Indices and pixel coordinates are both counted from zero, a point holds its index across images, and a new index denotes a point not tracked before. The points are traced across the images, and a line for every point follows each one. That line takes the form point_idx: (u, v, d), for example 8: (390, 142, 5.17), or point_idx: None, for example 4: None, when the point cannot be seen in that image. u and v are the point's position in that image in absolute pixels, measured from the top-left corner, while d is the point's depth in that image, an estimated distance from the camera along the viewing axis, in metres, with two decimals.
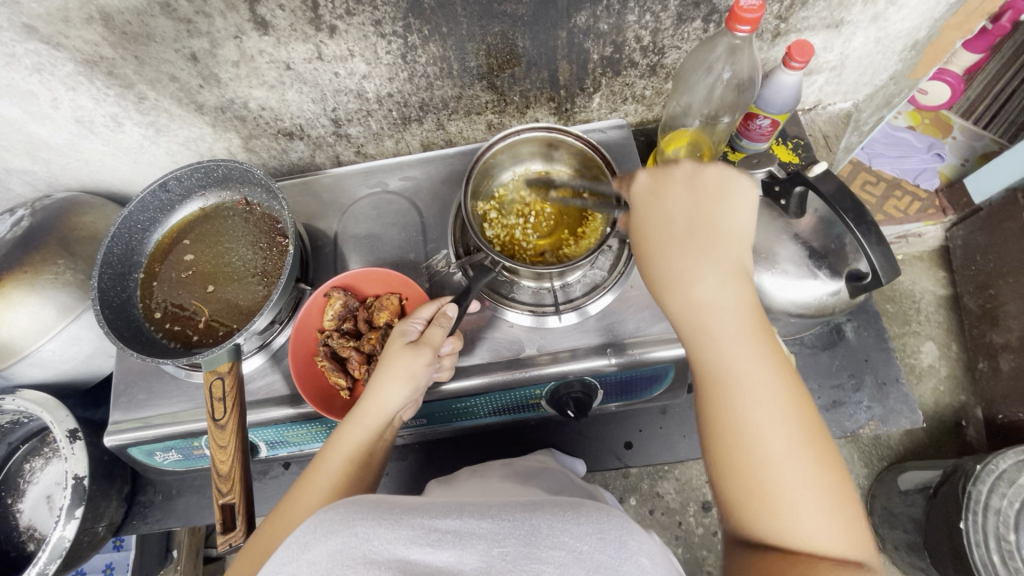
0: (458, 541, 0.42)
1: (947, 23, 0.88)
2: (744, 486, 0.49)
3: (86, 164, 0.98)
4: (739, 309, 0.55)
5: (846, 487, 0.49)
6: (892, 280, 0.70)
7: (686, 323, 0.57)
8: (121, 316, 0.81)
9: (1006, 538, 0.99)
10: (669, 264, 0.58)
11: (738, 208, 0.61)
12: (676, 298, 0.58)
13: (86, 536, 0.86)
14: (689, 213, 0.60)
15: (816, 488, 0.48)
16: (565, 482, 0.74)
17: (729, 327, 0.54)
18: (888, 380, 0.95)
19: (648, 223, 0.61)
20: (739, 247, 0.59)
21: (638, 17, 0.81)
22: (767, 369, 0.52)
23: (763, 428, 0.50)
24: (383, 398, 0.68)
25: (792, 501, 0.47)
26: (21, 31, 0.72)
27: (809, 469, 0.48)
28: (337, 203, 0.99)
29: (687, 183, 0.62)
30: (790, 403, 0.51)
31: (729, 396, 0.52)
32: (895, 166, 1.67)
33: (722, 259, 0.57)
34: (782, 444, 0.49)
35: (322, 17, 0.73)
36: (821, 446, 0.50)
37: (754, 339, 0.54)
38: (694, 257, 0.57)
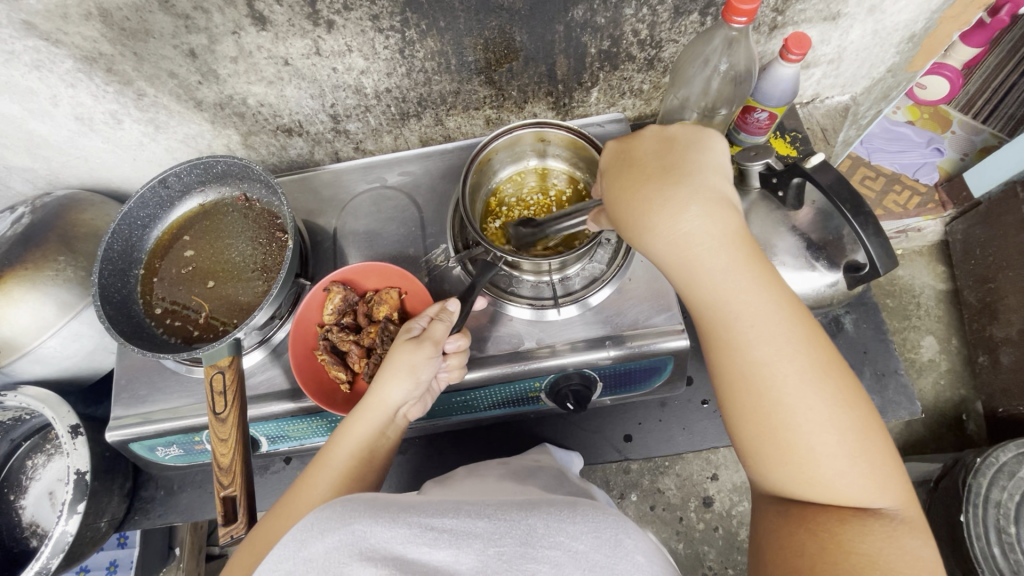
0: (455, 539, 0.42)
1: (945, 15, 0.87)
2: (766, 449, 0.51)
3: (86, 161, 0.99)
4: (731, 260, 0.54)
5: (868, 420, 0.50)
6: (890, 269, 0.70)
7: (680, 271, 0.56)
8: (121, 311, 0.81)
9: (1006, 530, 0.99)
10: (647, 208, 0.56)
11: (716, 149, 0.59)
12: (663, 245, 0.56)
13: (88, 531, 0.86)
14: (659, 158, 0.59)
15: (837, 429, 0.49)
16: (561, 480, 0.75)
17: (733, 283, 0.53)
18: (887, 371, 0.95)
19: (623, 175, 0.60)
20: (719, 179, 0.56)
21: (636, 10, 0.81)
22: (769, 314, 0.52)
23: (774, 381, 0.51)
24: (385, 392, 0.69)
25: (823, 456, 0.49)
26: (20, 28, 0.72)
27: (825, 405, 0.49)
28: (336, 198, 0.99)
29: (659, 136, 0.62)
30: (794, 343, 0.51)
31: (731, 344, 0.53)
32: (894, 160, 1.65)
33: (703, 189, 0.55)
34: (797, 395, 0.50)
35: (320, 12, 0.74)
36: (835, 380, 0.50)
37: (746, 275, 0.53)
38: (675, 199, 0.55)
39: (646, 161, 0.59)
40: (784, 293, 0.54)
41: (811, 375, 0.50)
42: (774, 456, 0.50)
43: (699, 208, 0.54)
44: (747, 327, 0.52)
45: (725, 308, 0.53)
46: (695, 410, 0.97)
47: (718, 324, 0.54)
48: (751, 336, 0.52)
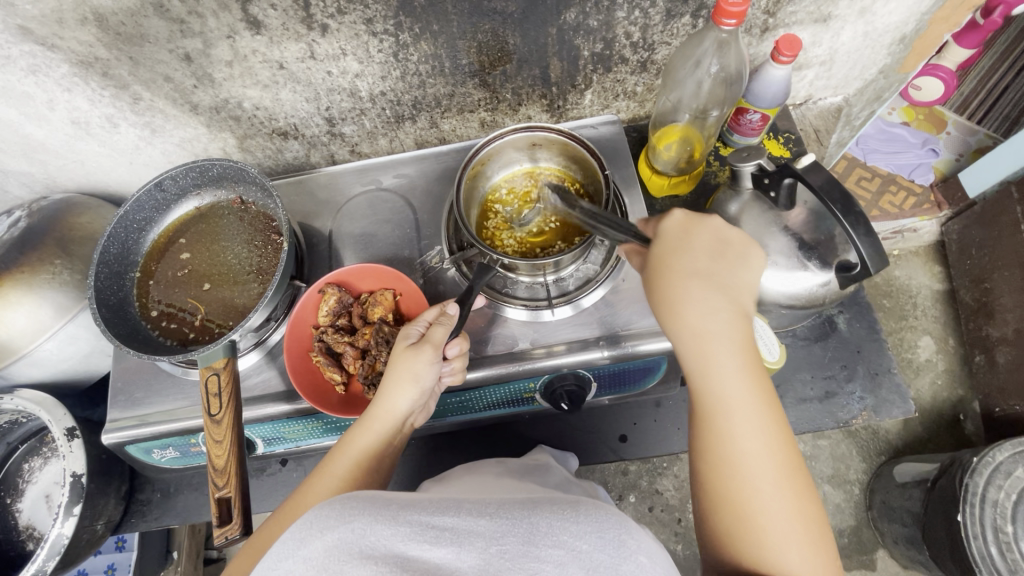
0: (456, 537, 0.42)
1: (935, 16, 0.88)
2: (734, 516, 0.54)
3: (83, 165, 0.99)
4: (735, 348, 0.60)
5: (821, 516, 0.55)
6: (881, 268, 0.70)
7: (693, 354, 0.61)
8: (117, 314, 0.82)
9: (1003, 529, 1.00)
10: (682, 298, 0.63)
11: (752, 265, 0.67)
12: (683, 327, 0.62)
13: (85, 534, 0.87)
14: (709, 252, 0.65)
15: (798, 520, 0.53)
16: (560, 478, 0.76)
17: (730, 365, 0.60)
18: (880, 370, 0.96)
19: (673, 252, 0.65)
20: (746, 296, 0.65)
21: (628, 13, 0.82)
22: (761, 412, 0.58)
23: (755, 470, 0.55)
24: (390, 402, 0.69)
25: (781, 536, 0.52)
26: (16, 33, 0.72)
27: (793, 502, 0.54)
28: (332, 201, 1.00)
29: (716, 233, 0.67)
30: (778, 444, 0.56)
31: (723, 428, 0.57)
32: (889, 161, 1.65)
33: (731, 299, 0.63)
34: (770, 487, 0.54)
35: (314, 16, 0.74)
36: (805, 485, 0.56)
37: (751, 378, 0.59)
38: (707, 296, 0.62)
39: (697, 251, 0.65)
40: (777, 400, 0.59)
41: (781, 465, 0.55)
42: (740, 525, 0.54)
43: (727, 315, 0.62)
44: (737, 410, 0.58)
45: (721, 392, 0.59)
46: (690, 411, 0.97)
47: (715, 408, 0.59)
48: (743, 425, 0.57)
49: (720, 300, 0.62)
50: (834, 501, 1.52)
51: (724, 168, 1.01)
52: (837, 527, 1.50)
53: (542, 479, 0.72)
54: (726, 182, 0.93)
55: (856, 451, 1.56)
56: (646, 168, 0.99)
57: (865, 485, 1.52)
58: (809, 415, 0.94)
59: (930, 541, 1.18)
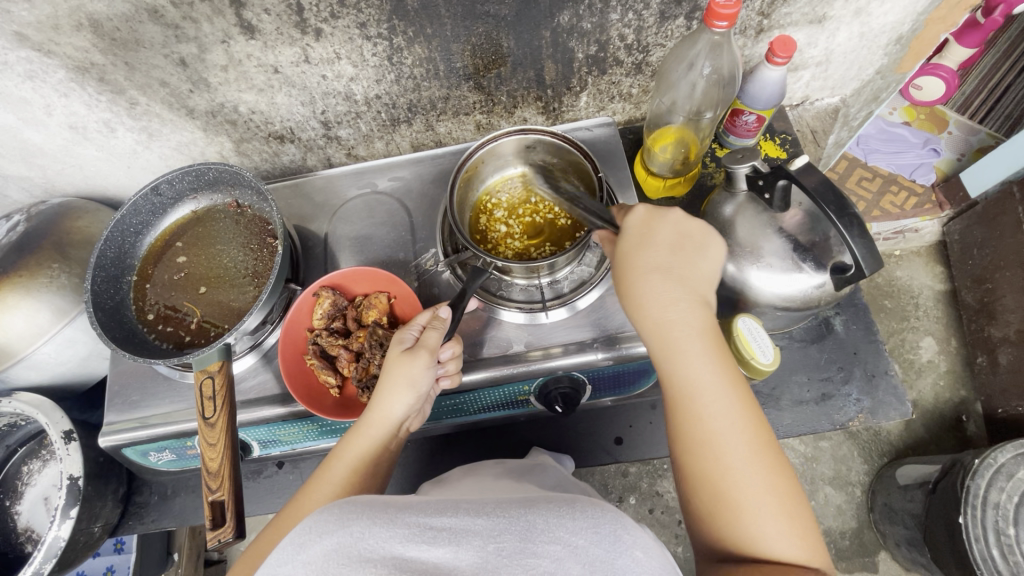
0: (453, 537, 0.42)
1: (931, 17, 0.88)
2: (711, 503, 0.54)
3: (80, 170, 1.00)
4: (700, 334, 0.61)
5: (799, 492, 0.54)
6: (876, 271, 0.70)
7: (659, 344, 0.62)
8: (113, 317, 0.82)
9: (1005, 531, 0.99)
10: (643, 290, 0.63)
11: (710, 252, 0.67)
12: (648, 322, 0.63)
13: (82, 536, 0.87)
14: (667, 243, 0.65)
15: (774, 497, 0.53)
16: (556, 477, 0.76)
17: (697, 352, 0.60)
18: (877, 372, 0.95)
19: (633, 246, 0.65)
20: (706, 284, 0.65)
21: (621, 15, 0.82)
22: (730, 394, 0.58)
23: (727, 453, 0.55)
24: (386, 407, 0.69)
25: (758, 516, 0.52)
26: (13, 39, 0.73)
27: (769, 480, 0.54)
28: (328, 204, 1.00)
29: (676, 224, 0.67)
30: (749, 424, 0.56)
31: (693, 416, 0.57)
32: (890, 161, 1.64)
33: (690, 288, 0.63)
34: (744, 468, 0.54)
35: (308, 21, 0.75)
36: (778, 461, 0.55)
37: (718, 362, 0.59)
38: (668, 285, 0.62)
39: (656, 243, 0.65)
40: (745, 381, 0.59)
41: (753, 445, 0.55)
42: (718, 510, 0.54)
43: (687, 302, 0.62)
44: (705, 395, 0.58)
45: (689, 381, 0.59)
46: None
47: (683, 395, 0.59)
48: (712, 410, 0.57)
49: (680, 288, 0.63)
50: (835, 503, 1.52)
51: (720, 169, 1.01)
52: (838, 530, 1.49)
53: (538, 479, 0.72)
54: (721, 184, 0.93)
55: (857, 453, 1.56)
56: (641, 169, 0.99)
57: (866, 487, 1.51)
58: (805, 417, 0.94)
59: (931, 544, 1.17)
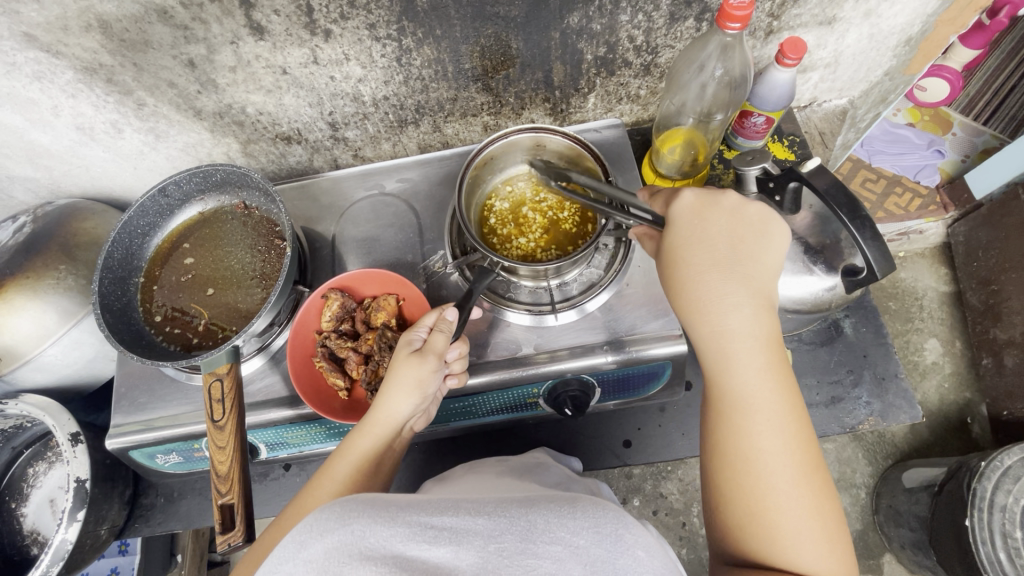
0: (454, 536, 0.42)
1: (941, 18, 0.87)
2: (744, 512, 0.54)
3: (87, 171, 1.00)
4: (759, 343, 0.59)
5: (840, 518, 0.54)
6: (888, 274, 0.70)
7: (713, 352, 0.60)
8: (121, 319, 0.82)
9: (1012, 534, 0.98)
10: (703, 293, 0.62)
11: (771, 255, 0.65)
12: (706, 328, 0.61)
13: (89, 539, 0.86)
14: (729, 241, 0.64)
15: (813, 520, 0.53)
16: (564, 478, 0.76)
17: (754, 361, 0.58)
18: (887, 375, 0.95)
19: (690, 243, 0.64)
20: (770, 288, 0.63)
21: (631, 17, 0.81)
22: (782, 411, 0.57)
23: (772, 469, 0.54)
24: (392, 407, 0.69)
25: (795, 532, 0.52)
26: (21, 40, 0.73)
27: (812, 502, 0.53)
28: (335, 206, 1.00)
29: (731, 214, 0.65)
30: (796, 442, 0.56)
31: (743, 424, 0.57)
32: (895, 163, 1.64)
33: (755, 295, 0.61)
34: (786, 485, 0.54)
35: (317, 22, 0.74)
36: (823, 481, 0.55)
37: (774, 376, 0.58)
38: (731, 290, 0.61)
39: (715, 241, 0.63)
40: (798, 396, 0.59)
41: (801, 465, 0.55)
42: (754, 520, 0.54)
43: (746, 308, 0.60)
44: (756, 405, 0.57)
45: (743, 391, 0.58)
46: (694, 415, 0.96)
47: (733, 402, 0.58)
48: (762, 424, 0.56)
49: (748, 298, 0.61)
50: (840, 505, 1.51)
51: (728, 171, 1.01)
52: None
53: (543, 478, 0.72)
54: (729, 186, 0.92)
55: (862, 455, 1.55)
56: (650, 172, 0.98)
57: (871, 489, 1.50)
58: (815, 420, 0.93)
59: (937, 546, 1.17)
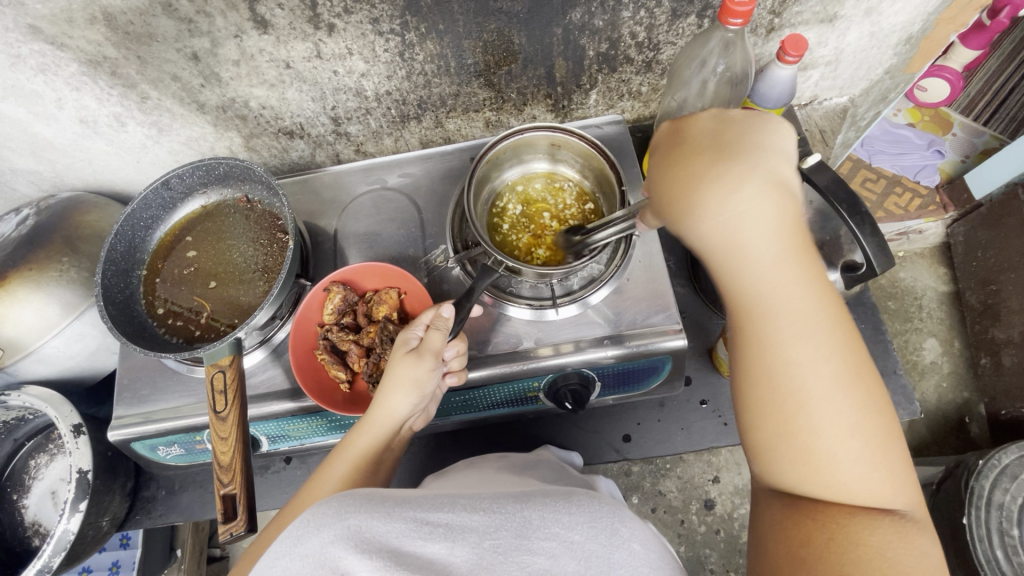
0: (449, 533, 0.42)
1: (942, 17, 0.88)
2: (777, 430, 0.50)
3: (90, 164, 1.00)
4: (774, 236, 0.51)
5: (891, 417, 0.49)
6: (888, 269, 0.70)
7: (719, 258, 0.54)
8: (124, 311, 0.82)
9: (1009, 532, 0.99)
10: (700, 187, 0.53)
11: (779, 134, 0.56)
12: (708, 233, 0.54)
13: (91, 530, 0.87)
14: (725, 137, 0.56)
15: (857, 430, 0.48)
16: (563, 473, 0.76)
17: (771, 258, 0.51)
18: (886, 371, 0.95)
19: (679, 149, 0.58)
20: (782, 165, 0.53)
21: (633, 13, 0.82)
22: (810, 308, 0.51)
23: (804, 379, 0.49)
24: (389, 407, 0.69)
25: (831, 446, 0.48)
26: (26, 32, 0.73)
27: (855, 410, 0.48)
28: (337, 200, 1.00)
29: (719, 120, 0.58)
30: (830, 341, 0.50)
31: (759, 333, 0.52)
32: (895, 162, 1.64)
33: (764, 177, 0.52)
34: (821, 393, 0.49)
35: (321, 16, 0.75)
36: (865, 383, 0.49)
37: (796, 272, 0.51)
38: (734, 177, 0.52)
39: (706, 140, 0.57)
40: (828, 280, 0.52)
41: (838, 373, 0.49)
42: (786, 438, 0.50)
43: (757, 192, 0.51)
44: (771, 312, 0.51)
45: (755, 296, 0.52)
46: (694, 411, 0.97)
47: (752, 310, 0.52)
48: (782, 331, 0.51)
49: (757, 187, 0.52)
50: None
51: None
52: None
53: (547, 475, 0.72)
54: None
55: None
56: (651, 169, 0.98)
57: None
58: None
59: (934, 544, 1.17)
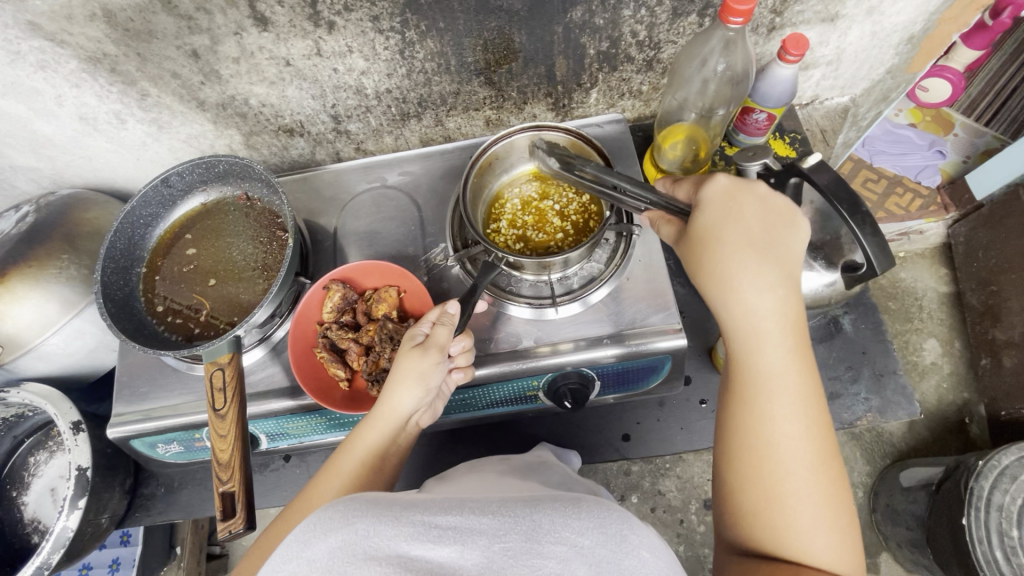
0: (459, 536, 0.42)
1: (944, 16, 0.87)
2: (761, 494, 0.56)
3: (90, 161, 1.00)
4: (783, 327, 0.60)
5: (846, 499, 0.57)
6: (887, 267, 0.69)
7: (738, 334, 0.61)
8: (123, 308, 0.82)
9: (1009, 533, 0.99)
10: (730, 271, 0.61)
11: (801, 237, 0.64)
12: (731, 312, 0.61)
13: (90, 527, 0.87)
14: (761, 226, 0.63)
15: (823, 506, 0.55)
16: (561, 475, 0.76)
17: (779, 345, 0.59)
18: (886, 371, 0.95)
19: (722, 222, 0.63)
20: (796, 269, 0.62)
21: (634, 11, 0.82)
22: (804, 397, 0.58)
23: (791, 457, 0.56)
24: (396, 401, 0.69)
25: (803, 516, 0.54)
26: (26, 28, 0.73)
27: (825, 489, 0.56)
28: (337, 198, 1.00)
29: (763, 202, 0.64)
30: (815, 428, 0.57)
31: (763, 408, 0.58)
32: (896, 163, 1.64)
33: (782, 278, 0.61)
34: (803, 470, 0.55)
35: (321, 13, 0.74)
36: (835, 466, 0.57)
37: (797, 361, 0.59)
38: (760, 271, 0.60)
39: (746, 223, 0.62)
40: (818, 381, 0.60)
41: (818, 454, 0.56)
42: (768, 501, 0.56)
43: (779, 290, 0.60)
44: (776, 389, 0.58)
45: (766, 375, 0.59)
46: (693, 410, 0.97)
47: (760, 381, 0.59)
48: (782, 409, 0.57)
49: (775, 282, 0.60)
50: None
51: (730, 166, 0.99)
52: None
53: (547, 478, 0.72)
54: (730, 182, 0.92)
55: (860, 454, 1.55)
56: (652, 168, 0.99)
57: (868, 488, 1.51)
58: None
59: (934, 544, 1.17)
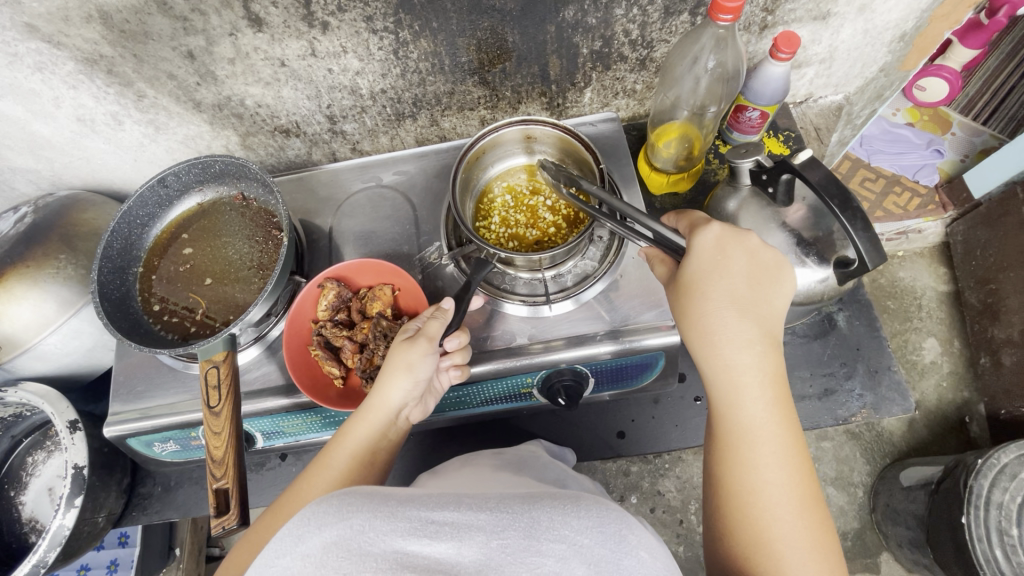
0: (456, 532, 0.41)
1: (935, 14, 0.88)
2: (752, 542, 0.57)
3: (88, 162, 1.01)
4: (764, 379, 0.62)
5: (836, 547, 0.57)
6: (880, 263, 0.70)
7: (723, 386, 0.63)
8: (120, 308, 0.82)
9: (1008, 532, 0.99)
10: (713, 326, 0.65)
11: (784, 291, 0.67)
12: (714, 365, 0.64)
13: (86, 526, 0.87)
14: (747, 279, 0.66)
15: (813, 555, 0.55)
16: (554, 470, 0.76)
17: (761, 396, 0.62)
18: (881, 367, 0.95)
19: (708, 276, 0.65)
20: (776, 323, 0.66)
21: (626, 11, 0.82)
22: (786, 447, 0.60)
23: (776, 504, 0.57)
24: (385, 394, 0.70)
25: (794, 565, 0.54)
26: (23, 30, 0.74)
27: (813, 536, 0.56)
28: (332, 198, 1.01)
29: (751, 256, 0.67)
30: (799, 476, 0.59)
31: (749, 458, 0.59)
32: (893, 162, 1.64)
33: (761, 333, 0.64)
34: (790, 519, 0.57)
35: (315, 14, 0.75)
36: (820, 514, 0.58)
37: (779, 411, 0.61)
38: (740, 326, 0.64)
39: (732, 276, 0.65)
40: (800, 432, 0.62)
41: (803, 503, 0.58)
42: (759, 551, 0.56)
43: (759, 346, 0.63)
44: (760, 439, 0.60)
45: (749, 426, 0.61)
46: (688, 407, 0.97)
47: (743, 432, 0.61)
48: (765, 458, 0.59)
49: (755, 336, 0.64)
50: (837, 504, 1.51)
51: (723, 166, 1.01)
52: (840, 531, 1.48)
53: (541, 474, 0.72)
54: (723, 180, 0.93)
55: (859, 454, 1.55)
56: (646, 166, 0.99)
57: (868, 487, 1.50)
58: (809, 412, 0.93)
59: (934, 543, 1.16)
